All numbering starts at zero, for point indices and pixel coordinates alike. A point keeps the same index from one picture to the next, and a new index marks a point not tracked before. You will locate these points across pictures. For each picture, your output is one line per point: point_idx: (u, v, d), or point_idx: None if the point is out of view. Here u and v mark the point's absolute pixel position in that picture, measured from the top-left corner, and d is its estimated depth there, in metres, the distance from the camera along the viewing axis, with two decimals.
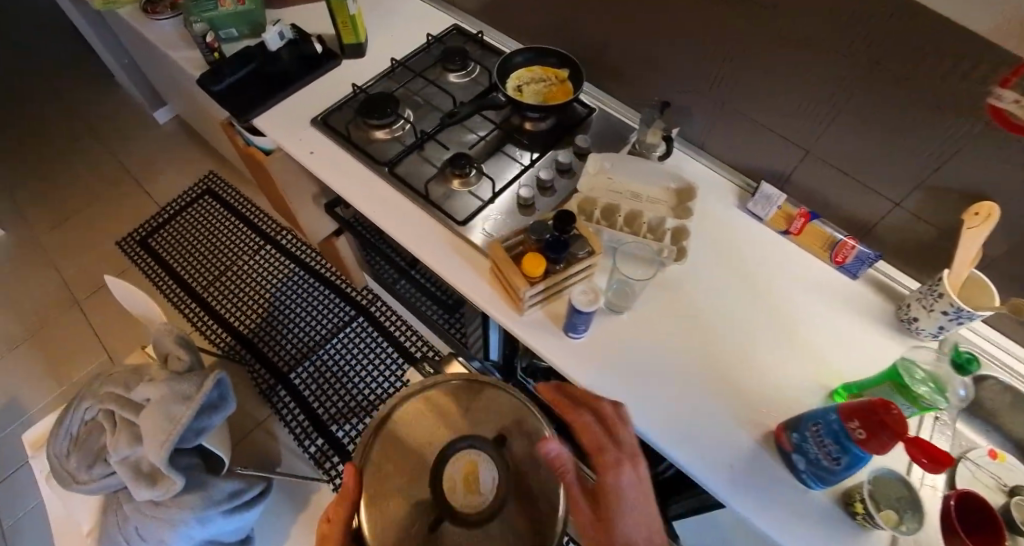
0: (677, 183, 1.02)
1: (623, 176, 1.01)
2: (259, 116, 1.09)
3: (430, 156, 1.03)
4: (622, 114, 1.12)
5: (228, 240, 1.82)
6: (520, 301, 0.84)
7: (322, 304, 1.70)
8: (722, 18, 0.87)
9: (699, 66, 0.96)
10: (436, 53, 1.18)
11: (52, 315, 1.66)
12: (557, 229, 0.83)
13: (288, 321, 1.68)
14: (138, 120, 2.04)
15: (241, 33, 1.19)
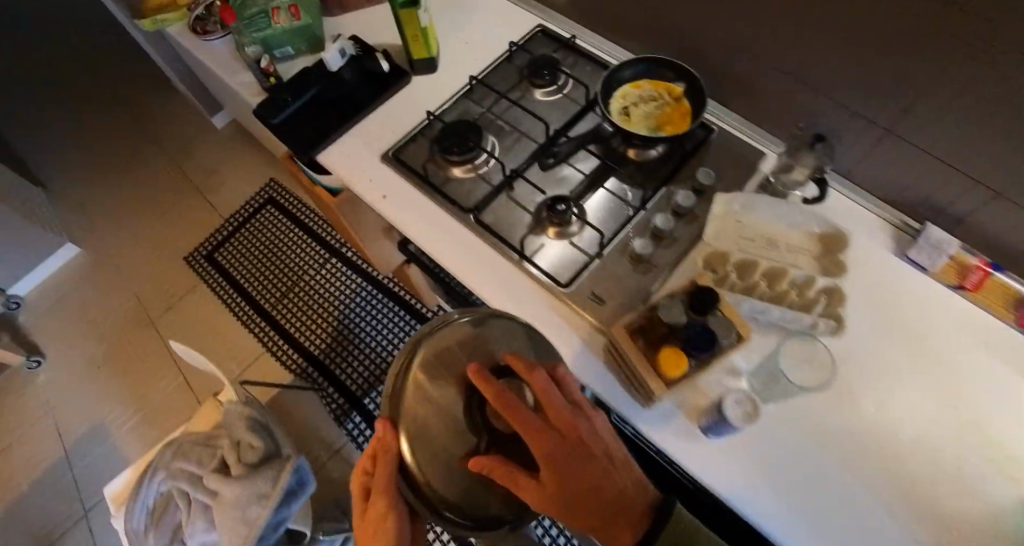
0: (823, 226, 0.83)
1: (756, 220, 0.84)
2: (322, 152, 0.96)
3: (520, 197, 0.88)
4: (750, 137, 0.94)
5: (295, 254, 1.75)
6: (650, 399, 0.69)
7: (393, 323, 1.61)
8: (902, 26, 0.65)
9: (858, 82, 0.75)
10: (519, 66, 1.01)
11: (128, 336, 1.64)
12: (695, 311, 0.67)
13: (359, 341, 1.60)
14: (197, 125, 1.97)
15: (297, 50, 1.06)
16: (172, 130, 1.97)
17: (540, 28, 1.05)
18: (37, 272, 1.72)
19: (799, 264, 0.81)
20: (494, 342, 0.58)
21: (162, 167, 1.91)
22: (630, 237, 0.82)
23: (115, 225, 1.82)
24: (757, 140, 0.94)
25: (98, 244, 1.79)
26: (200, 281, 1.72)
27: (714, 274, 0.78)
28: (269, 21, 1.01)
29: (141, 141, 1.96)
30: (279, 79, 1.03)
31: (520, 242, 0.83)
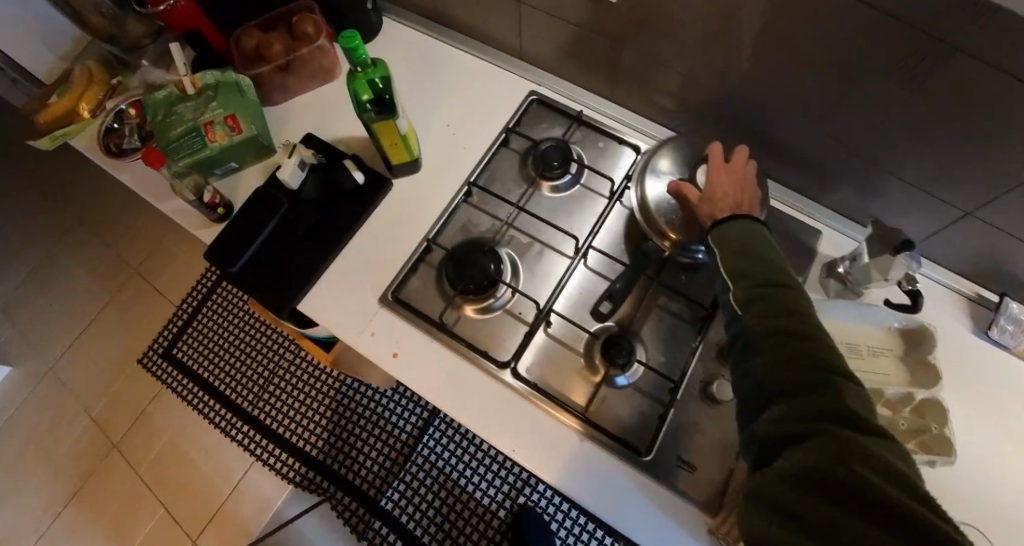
0: (904, 322, 0.72)
1: (831, 324, 0.73)
2: (308, 297, 0.78)
3: (558, 334, 0.73)
4: (799, 212, 0.82)
5: (257, 331, 1.40)
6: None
7: (393, 401, 1.32)
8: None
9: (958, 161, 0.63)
10: (521, 152, 0.83)
11: (86, 470, 1.34)
12: None
13: (372, 434, 1.30)
14: (97, 193, 1.59)
15: (242, 163, 0.86)
16: (88, 196, 1.59)
17: (533, 98, 0.86)
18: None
19: (889, 376, 0.70)
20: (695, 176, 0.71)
21: (89, 245, 1.54)
22: (702, 372, 0.70)
23: (43, 330, 1.46)
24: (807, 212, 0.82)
25: (36, 355, 1.44)
26: (162, 387, 1.38)
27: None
28: (203, 140, 0.81)
29: (48, 216, 1.58)
30: (229, 207, 0.84)
31: (578, 398, 0.70)
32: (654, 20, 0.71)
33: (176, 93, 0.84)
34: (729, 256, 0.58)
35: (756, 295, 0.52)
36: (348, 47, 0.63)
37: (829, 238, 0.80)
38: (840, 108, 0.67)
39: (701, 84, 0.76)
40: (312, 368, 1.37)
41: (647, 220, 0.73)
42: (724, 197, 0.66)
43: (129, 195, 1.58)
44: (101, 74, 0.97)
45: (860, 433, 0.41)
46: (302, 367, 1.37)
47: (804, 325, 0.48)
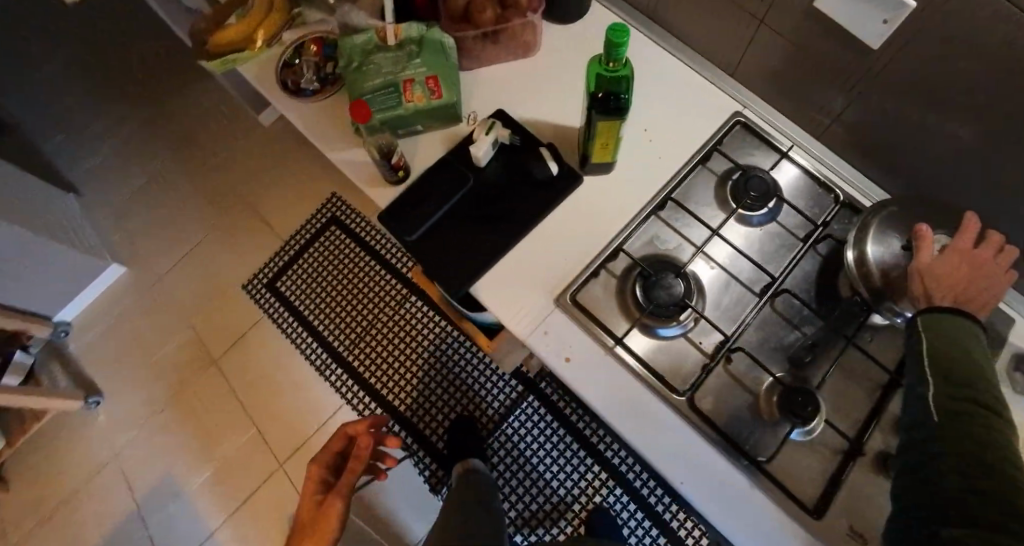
0: None
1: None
2: (480, 281, 0.77)
3: (737, 371, 0.71)
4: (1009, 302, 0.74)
5: (360, 280, 1.42)
6: None
7: (484, 375, 1.34)
8: None
9: None
10: (718, 176, 0.80)
11: (188, 377, 1.41)
12: None
13: (458, 402, 1.33)
14: (220, 110, 1.61)
15: (425, 126, 0.84)
16: (207, 115, 1.60)
17: (737, 119, 0.81)
18: (78, 298, 1.45)
19: None
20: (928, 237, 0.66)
21: (204, 163, 1.56)
22: (883, 442, 0.68)
23: (155, 239, 1.52)
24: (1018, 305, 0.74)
25: (147, 263, 1.50)
26: (263, 316, 1.43)
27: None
28: (400, 98, 0.78)
29: (168, 127, 1.60)
30: (407, 172, 0.82)
31: (747, 442, 0.69)
32: (900, 80, 0.66)
33: (377, 41, 0.79)
34: (931, 348, 0.57)
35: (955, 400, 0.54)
36: (613, 41, 0.61)
37: None
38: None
39: (926, 150, 0.71)
40: (408, 326, 1.39)
41: (861, 277, 0.67)
42: (951, 279, 0.60)
43: (245, 121, 1.58)
44: (282, 3, 0.89)
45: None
46: (399, 323, 1.39)
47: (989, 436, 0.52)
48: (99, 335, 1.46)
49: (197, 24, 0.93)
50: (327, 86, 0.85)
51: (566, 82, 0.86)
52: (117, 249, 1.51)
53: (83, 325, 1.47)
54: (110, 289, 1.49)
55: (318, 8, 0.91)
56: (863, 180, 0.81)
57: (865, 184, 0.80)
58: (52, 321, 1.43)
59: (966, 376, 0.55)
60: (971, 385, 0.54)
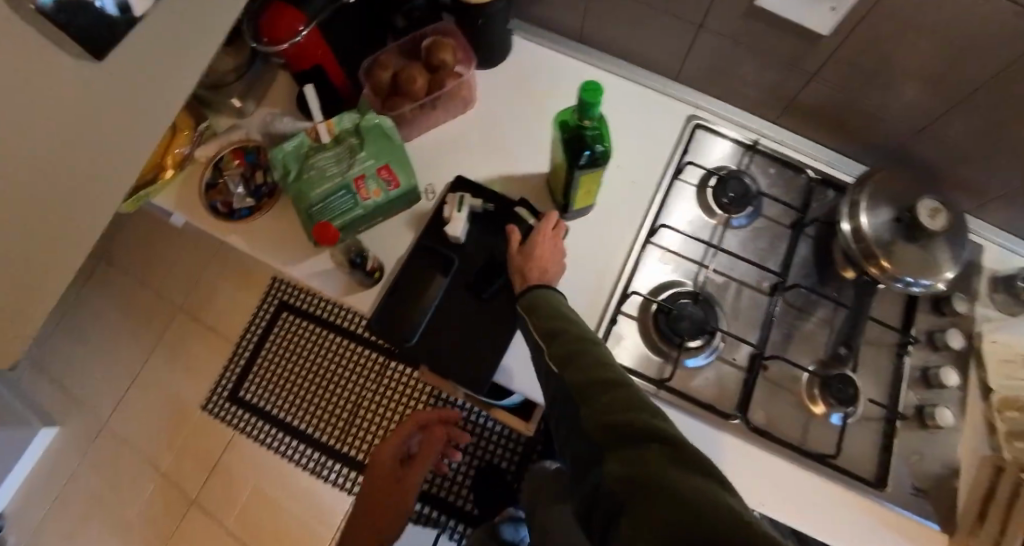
0: None
1: None
2: (496, 369, 0.72)
3: (774, 374, 0.73)
4: (982, 234, 0.81)
5: (330, 362, 1.30)
6: None
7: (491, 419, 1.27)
8: None
9: None
10: (696, 185, 0.80)
11: (168, 528, 1.24)
12: None
13: (473, 455, 1.25)
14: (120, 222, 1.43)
15: (383, 216, 0.76)
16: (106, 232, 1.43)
17: (695, 122, 0.82)
18: (6, 482, 1.26)
19: None
20: (912, 207, 0.70)
21: (119, 286, 1.39)
22: (913, 399, 0.72)
23: (86, 385, 1.34)
24: (990, 236, 0.81)
25: (84, 413, 1.32)
26: (234, 434, 1.28)
27: (1005, 424, 0.70)
28: (354, 197, 0.71)
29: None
30: (383, 271, 0.74)
31: (800, 438, 0.70)
32: (843, 54, 0.68)
33: (311, 142, 0.72)
34: (539, 318, 0.59)
35: (568, 350, 0.52)
36: (587, 101, 0.58)
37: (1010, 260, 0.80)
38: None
39: (878, 114, 0.74)
40: (398, 394, 1.28)
41: (859, 248, 0.72)
42: (532, 261, 0.68)
43: (153, 226, 1.42)
44: (185, 120, 0.75)
45: (654, 440, 0.39)
46: (387, 394, 1.28)
47: (613, 374, 0.46)
48: (44, 513, 1.27)
49: None
50: (265, 200, 0.75)
51: (519, 126, 0.81)
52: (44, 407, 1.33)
53: (21, 511, 1.28)
54: (47, 456, 1.30)
55: (226, 112, 0.79)
56: (821, 151, 0.85)
57: (828, 155, 0.85)
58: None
59: (560, 329, 0.55)
60: (581, 334, 0.54)
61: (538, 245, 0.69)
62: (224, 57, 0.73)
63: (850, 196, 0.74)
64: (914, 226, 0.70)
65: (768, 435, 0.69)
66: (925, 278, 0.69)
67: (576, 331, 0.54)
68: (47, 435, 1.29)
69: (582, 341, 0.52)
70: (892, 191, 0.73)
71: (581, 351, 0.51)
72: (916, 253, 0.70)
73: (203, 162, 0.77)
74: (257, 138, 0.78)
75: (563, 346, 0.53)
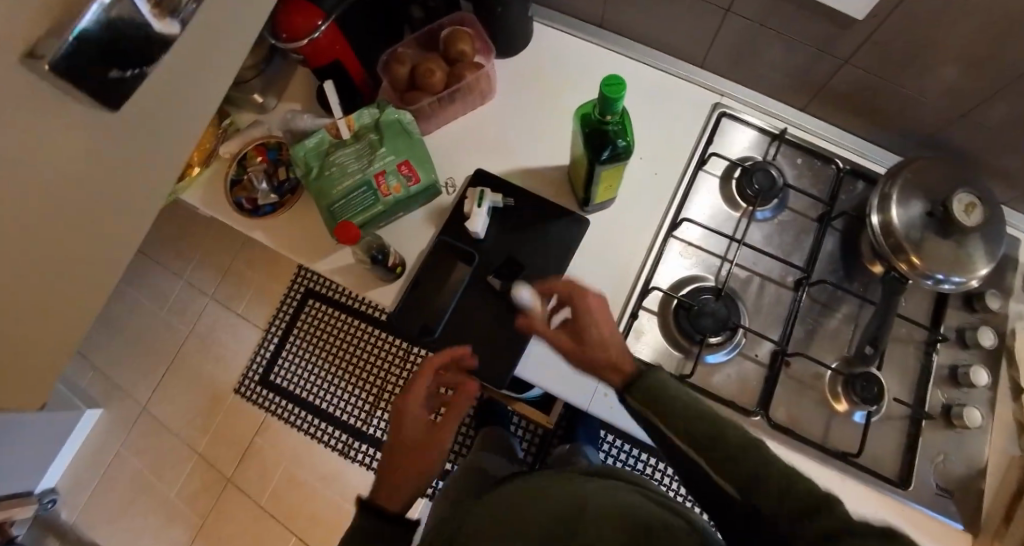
0: None
1: None
2: (516, 364, 0.72)
3: (796, 370, 0.72)
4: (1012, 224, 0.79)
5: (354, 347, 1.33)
6: None
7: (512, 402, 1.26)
8: None
9: None
10: (720, 176, 0.79)
11: (206, 505, 1.30)
12: None
13: None
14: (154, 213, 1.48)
15: (403, 211, 0.76)
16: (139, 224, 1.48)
17: (720, 111, 0.80)
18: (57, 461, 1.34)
19: None
20: (946, 202, 0.68)
21: (154, 277, 1.45)
22: (940, 397, 0.70)
23: (126, 371, 1.40)
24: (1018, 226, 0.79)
25: (126, 398, 1.39)
26: (265, 416, 1.32)
27: None
28: (375, 194, 0.71)
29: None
30: (403, 266, 0.74)
31: (822, 437, 0.70)
32: (880, 38, 0.64)
33: (331, 140, 0.73)
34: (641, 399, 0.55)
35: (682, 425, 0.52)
36: (609, 98, 0.57)
37: None
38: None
39: (914, 101, 0.71)
40: None
41: (889, 244, 0.70)
42: (602, 352, 0.59)
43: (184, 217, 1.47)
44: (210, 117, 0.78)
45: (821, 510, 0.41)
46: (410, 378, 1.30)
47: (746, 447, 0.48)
48: (91, 492, 1.35)
49: None
50: (287, 196, 0.76)
51: (538, 118, 0.80)
52: (89, 392, 1.40)
53: (71, 489, 1.35)
54: (94, 436, 1.37)
55: (247, 108, 0.80)
56: (851, 140, 0.82)
57: (860, 145, 0.82)
58: (35, 494, 1.32)
59: (696, 424, 0.51)
60: (689, 402, 0.53)
61: (594, 329, 0.60)
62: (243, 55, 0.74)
63: (881, 189, 0.72)
64: (949, 222, 0.68)
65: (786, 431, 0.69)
66: (958, 275, 0.68)
67: (685, 403, 0.53)
68: (92, 416, 1.37)
69: (734, 441, 0.49)
70: (926, 185, 0.71)
71: (737, 451, 0.48)
72: (948, 248, 0.68)
73: (228, 159, 0.79)
74: (278, 134, 0.78)
75: (693, 433, 0.51)
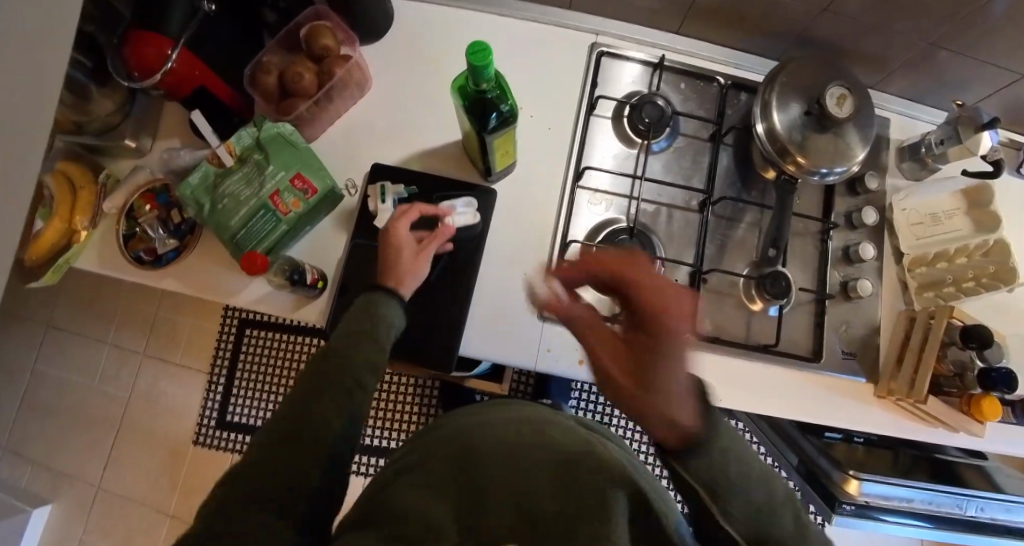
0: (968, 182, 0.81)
1: (915, 200, 0.81)
2: (464, 346, 0.74)
3: (714, 284, 0.78)
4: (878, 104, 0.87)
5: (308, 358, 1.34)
6: (974, 425, 0.72)
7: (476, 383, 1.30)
8: None
9: (1013, 19, 0.69)
10: (611, 117, 0.81)
11: None
12: (972, 344, 0.68)
13: None
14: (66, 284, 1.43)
15: (314, 224, 0.75)
16: (55, 293, 1.44)
17: (599, 51, 0.81)
18: None
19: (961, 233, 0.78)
20: (825, 99, 0.72)
21: (85, 346, 1.41)
22: (837, 276, 0.79)
23: (72, 457, 1.36)
24: (881, 104, 0.87)
25: (88, 475, 1.35)
26: (235, 454, 1.31)
27: (915, 279, 0.78)
28: (275, 216, 0.69)
29: (21, 327, 1.43)
30: (325, 278, 0.73)
31: (746, 336, 0.77)
32: None
33: (216, 170, 0.70)
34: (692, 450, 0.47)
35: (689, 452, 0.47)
36: (477, 64, 0.55)
37: (899, 123, 0.87)
38: (906, 19, 0.73)
39: (759, 9, 0.76)
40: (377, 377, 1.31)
41: (775, 147, 0.75)
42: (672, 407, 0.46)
43: (99, 280, 1.42)
44: (85, 175, 0.74)
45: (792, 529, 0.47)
46: None
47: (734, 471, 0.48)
48: None
49: None
50: (188, 237, 0.73)
51: (424, 100, 0.79)
52: (34, 490, 1.35)
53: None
54: (45, 534, 1.32)
55: (124, 158, 0.77)
56: (727, 54, 0.85)
57: (737, 58, 0.86)
58: None
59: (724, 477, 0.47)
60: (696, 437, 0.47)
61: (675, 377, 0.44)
62: (103, 100, 0.71)
63: (761, 96, 0.76)
64: (824, 116, 0.73)
65: (712, 339, 0.75)
66: (837, 165, 0.74)
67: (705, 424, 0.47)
68: (44, 513, 1.32)
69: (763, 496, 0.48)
70: (799, 84, 0.75)
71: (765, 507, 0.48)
72: (824, 140, 0.74)
73: (115, 214, 0.75)
74: (161, 175, 0.74)
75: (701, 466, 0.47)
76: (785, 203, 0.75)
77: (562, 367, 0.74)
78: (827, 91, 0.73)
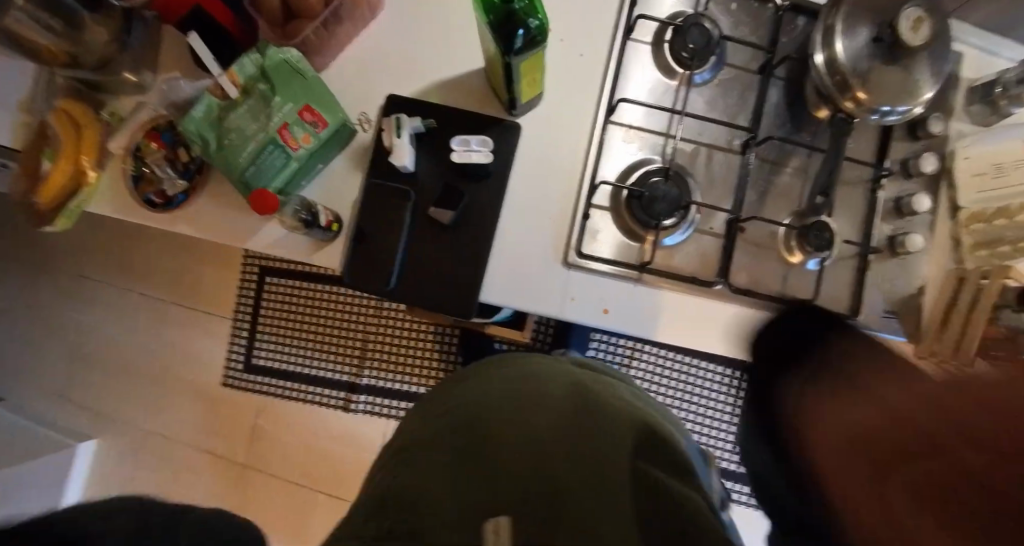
0: None
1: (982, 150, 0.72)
2: (486, 294, 0.71)
3: (752, 236, 0.73)
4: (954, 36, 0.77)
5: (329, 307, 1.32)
6: None
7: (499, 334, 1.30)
8: None
9: None
10: (649, 46, 0.73)
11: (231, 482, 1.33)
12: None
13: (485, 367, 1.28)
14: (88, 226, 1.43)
15: (325, 161, 0.70)
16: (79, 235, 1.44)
17: None
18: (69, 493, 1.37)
19: None
20: (898, 21, 0.63)
21: (112, 286, 1.43)
22: (885, 230, 0.73)
23: (109, 392, 1.41)
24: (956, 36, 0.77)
25: (124, 409, 1.40)
26: (263, 395, 1.34)
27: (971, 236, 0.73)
28: (284, 151, 0.64)
29: (53, 269, 1.46)
30: (338, 220, 0.69)
31: (781, 290, 0.73)
32: None
33: (219, 102, 0.64)
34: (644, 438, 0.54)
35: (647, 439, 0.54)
36: None
37: (974, 59, 0.77)
38: None
39: None
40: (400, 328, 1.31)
41: (833, 81, 0.67)
42: None
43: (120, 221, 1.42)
44: (86, 113, 0.69)
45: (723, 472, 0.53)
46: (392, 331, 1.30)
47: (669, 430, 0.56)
48: None
49: (13, 191, 0.73)
50: (196, 179, 0.68)
51: (443, 24, 0.71)
52: (76, 422, 1.42)
53: None
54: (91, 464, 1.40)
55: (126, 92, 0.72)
56: None
57: None
58: None
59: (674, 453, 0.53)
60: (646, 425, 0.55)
61: None
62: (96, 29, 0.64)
63: (823, 19, 0.67)
64: (894, 44, 0.64)
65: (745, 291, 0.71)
66: (903, 105, 0.65)
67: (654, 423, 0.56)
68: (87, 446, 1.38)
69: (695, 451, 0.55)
70: (868, 6, 0.66)
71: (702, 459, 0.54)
72: (890, 73, 0.65)
73: (121, 154, 0.71)
74: (165, 111, 0.69)
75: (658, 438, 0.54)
76: (839, 143, 0.68)
77: (586, 318, 0.71)
78: (901, 10, 0.63)
